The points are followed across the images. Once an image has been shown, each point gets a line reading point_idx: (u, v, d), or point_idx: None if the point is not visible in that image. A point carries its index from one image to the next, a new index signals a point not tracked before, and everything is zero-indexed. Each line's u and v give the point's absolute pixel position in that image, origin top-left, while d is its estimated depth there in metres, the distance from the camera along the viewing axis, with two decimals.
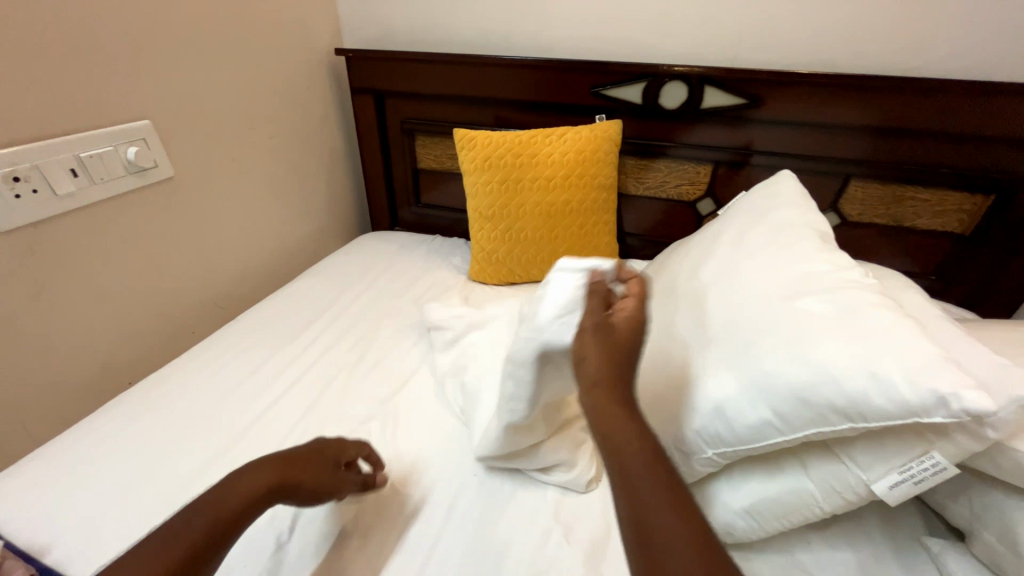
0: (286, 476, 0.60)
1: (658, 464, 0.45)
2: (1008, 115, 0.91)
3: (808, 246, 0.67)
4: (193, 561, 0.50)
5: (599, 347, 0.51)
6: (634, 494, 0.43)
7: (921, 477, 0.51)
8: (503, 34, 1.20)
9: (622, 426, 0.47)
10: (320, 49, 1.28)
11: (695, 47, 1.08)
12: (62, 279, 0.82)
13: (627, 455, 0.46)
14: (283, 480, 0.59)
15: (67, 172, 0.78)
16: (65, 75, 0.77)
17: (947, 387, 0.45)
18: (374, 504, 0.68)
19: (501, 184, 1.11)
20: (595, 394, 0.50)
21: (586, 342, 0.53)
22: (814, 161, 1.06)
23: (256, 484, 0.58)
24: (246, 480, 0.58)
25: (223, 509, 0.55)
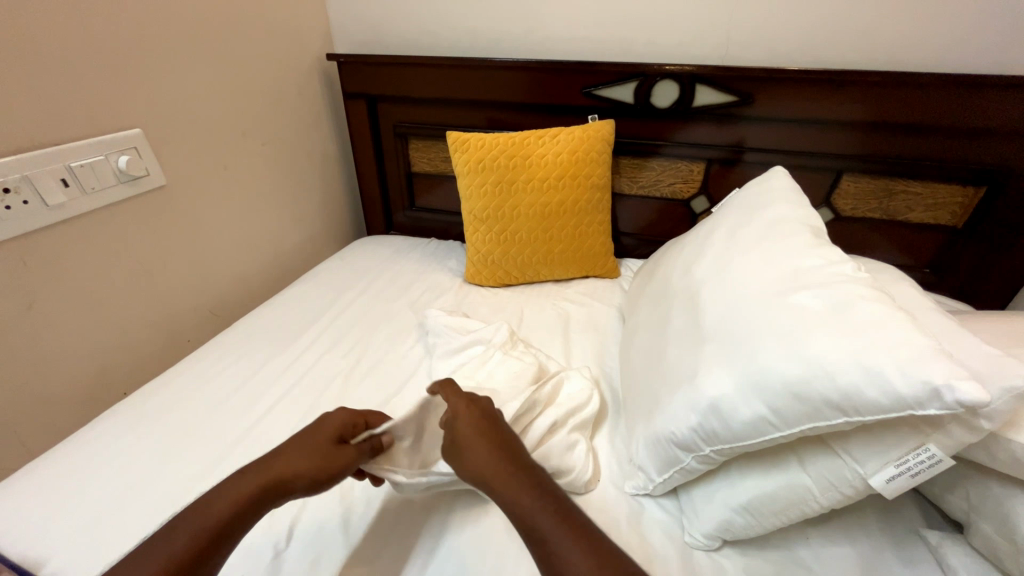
0: (273, 472, 0.60)
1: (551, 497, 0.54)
2: (997, 108, 0.91)
3: (800, 241, 0.67)
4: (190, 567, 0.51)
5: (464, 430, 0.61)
6: (545, 545, 0.50)
7: (917, 470, 0.51)
8: (494, 36, 1.20)
9: (515, 488, 0.55)
10: (311, 55, 1.28)
11: (685, 46, 1.09)
12: (54, 290, 0.81)
13: (523, 503, 0.54)
14: (271, 477, 0.59)
15: (58, 183, 0.78)
16: (54, 84, 0.76)
17: (940, 378, 0.45)
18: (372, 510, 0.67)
19: (494, 186, 1.11)
20: (494, 477, 0.57)
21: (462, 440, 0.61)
22: (806, 157, 1.06)
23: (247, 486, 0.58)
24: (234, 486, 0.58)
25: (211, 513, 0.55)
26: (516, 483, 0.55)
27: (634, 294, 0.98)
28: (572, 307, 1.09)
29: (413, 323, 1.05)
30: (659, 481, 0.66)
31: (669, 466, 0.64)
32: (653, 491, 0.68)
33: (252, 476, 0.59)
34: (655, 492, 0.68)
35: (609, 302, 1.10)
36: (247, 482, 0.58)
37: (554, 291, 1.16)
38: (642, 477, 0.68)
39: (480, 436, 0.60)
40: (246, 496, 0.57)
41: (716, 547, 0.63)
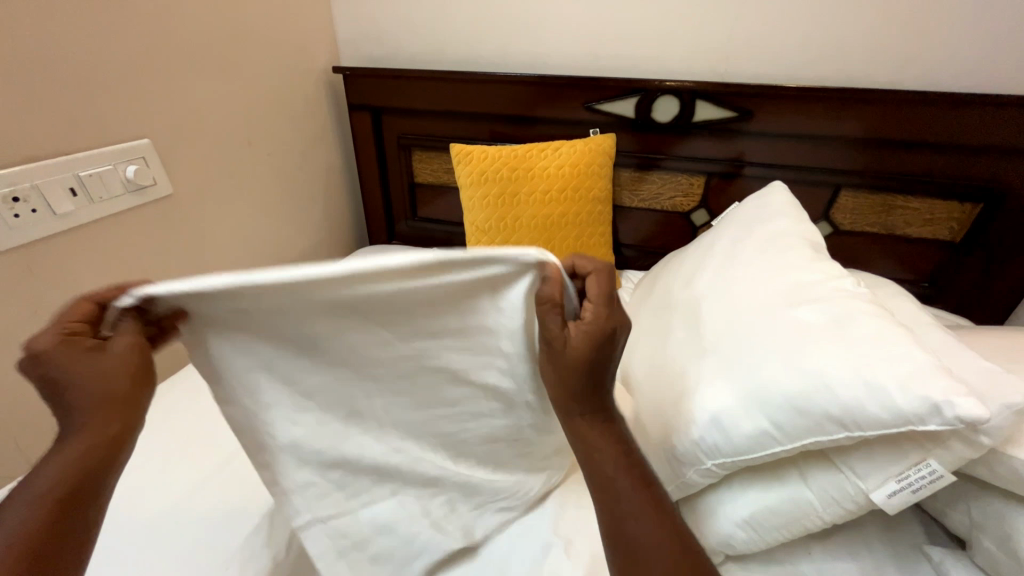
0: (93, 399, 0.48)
1: (629, 461, 0.55)
2: (992, 125, 0.93)
3: (800, 256, 0.68)
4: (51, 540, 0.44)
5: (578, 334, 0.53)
6: (616, 506, 0.53)
7: (919, 485, 0.51)
8: (496, 52, 1.22)
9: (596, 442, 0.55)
10: (317, 68, 1.30)
11: (684, 62, 1.11)
12: (60, 298, 0.82)
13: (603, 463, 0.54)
14: (101, 403, 0.48)
15: (66, 191, 0.79)
16: (65, 96, 0.78)
17: (940, 395, 0.45)
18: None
19: (496, 198, 1.13)
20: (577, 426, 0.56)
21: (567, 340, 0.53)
22: (805, 172, 1.08)
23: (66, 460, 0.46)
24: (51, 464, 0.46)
25: (55, 485, 0.45)
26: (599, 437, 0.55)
27: (635, 306, 0.99)
28: None
29: None
30: None
31: (671, 480, 0.64)
32: None
33: (95, 437, 0.47)
34: None
35: None
36: (94, 447, 0.47)
37: None
38: None
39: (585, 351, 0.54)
40: (100, 457, 0.47)
41: (718, 562, 0.63)
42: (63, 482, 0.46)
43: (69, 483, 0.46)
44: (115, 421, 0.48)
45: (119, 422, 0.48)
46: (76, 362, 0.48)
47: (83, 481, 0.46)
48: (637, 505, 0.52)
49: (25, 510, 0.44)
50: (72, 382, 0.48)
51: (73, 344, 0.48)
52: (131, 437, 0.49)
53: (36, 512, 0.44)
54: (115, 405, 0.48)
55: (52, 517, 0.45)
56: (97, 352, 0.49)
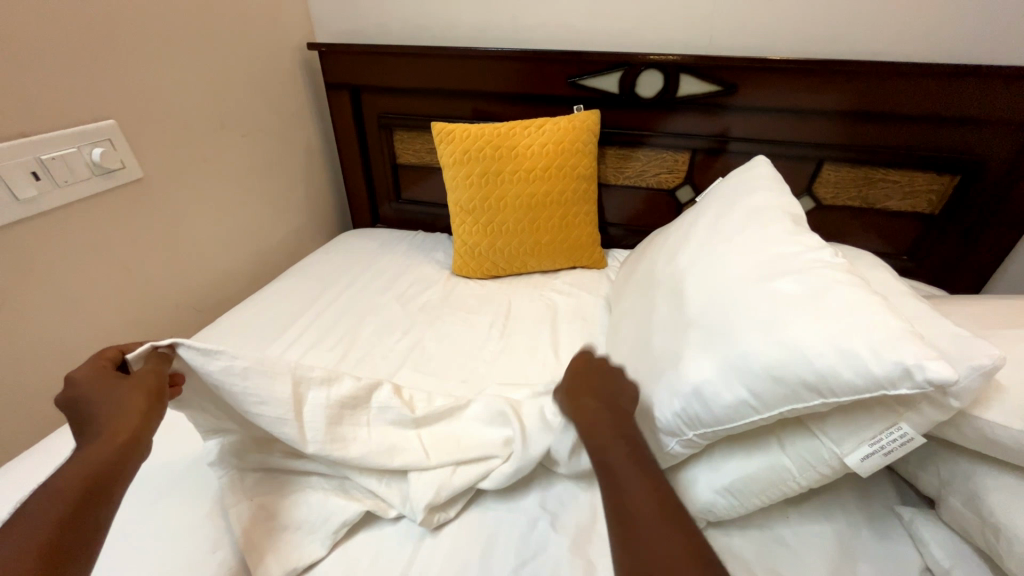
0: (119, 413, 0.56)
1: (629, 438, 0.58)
2: (973, 96, 0.93)
3: (781, 229, 0.68)
4: (74, 524, 0.46)
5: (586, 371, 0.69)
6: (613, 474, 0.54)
7: (890, 449, 0.53)
8: (478, 26, 1.19)
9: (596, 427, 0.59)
10: (291, 44, 1.25)
11: (669, 35, 1.09)
12: (30, 286, 0.79)
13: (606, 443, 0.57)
14: (127, 414, 0.56)
15: (28, 175, 0.75)
16: (22, 75, 0.74)
17: (911, 359, 0.46)
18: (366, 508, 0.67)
19: (480, 177, 1.11)
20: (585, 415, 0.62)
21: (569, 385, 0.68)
22: (789, 146, 1.08)
23: (93, 457, 0.51)
24: (76, 462, 0.51)
25: (74, 480, 0.49)
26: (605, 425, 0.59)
27: (621, 283, 0.99)
28: (560, 297, 1.09)
29: (400, 317, 1.05)
30: None
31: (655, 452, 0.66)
32: None
33: (110, 439, 0.53)
34: None
35: (595, 292, 1.11)
36: (113, 444, 0.53)
37: (542, 281, 1.17)
38: None
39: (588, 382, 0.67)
40: (118, 451, 0.52)
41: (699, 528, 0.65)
42: (78, 478, 0.49)
43: (87, 477, 0.49)
44: (131, 423, 0.55)
45: (139, 422, 0.56)
46: (102, 384, 0.58)
47: (103, 475, 0.50)
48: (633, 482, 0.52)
49: (45, 504, 0.46)
50: (100, 406, 0.56)
51: (98, 370, 0.59)
52: (147, 436, 0.56)
53: (56, 505, 0.46)
54: (134, 411, 0.56)
55: (69, 510, 0.46)
56: (118, 378, 0.59)
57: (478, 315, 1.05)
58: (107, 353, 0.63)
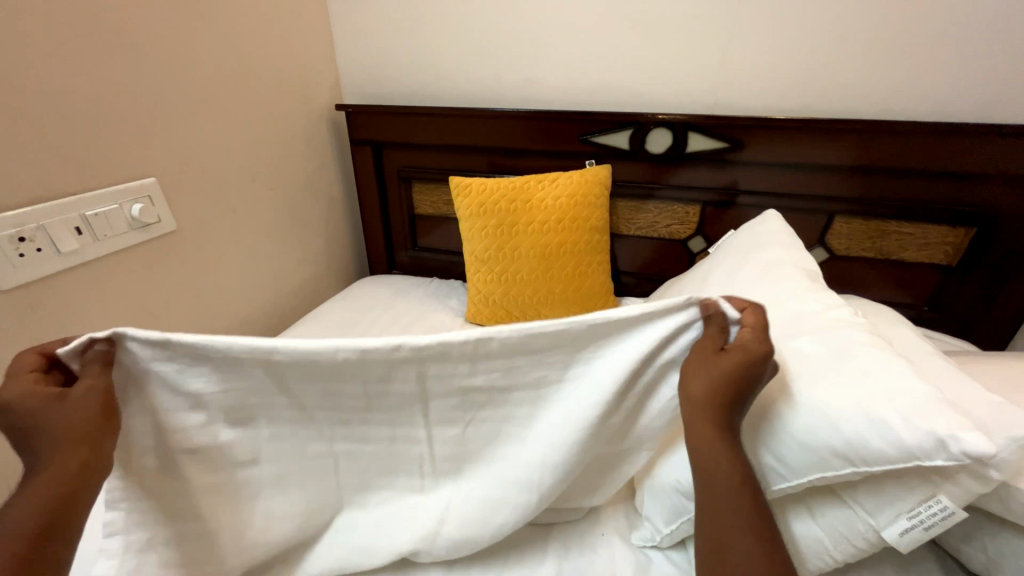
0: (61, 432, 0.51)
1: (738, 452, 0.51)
2: (979, 153, 0.95)
3: (797, 285, 0.68)
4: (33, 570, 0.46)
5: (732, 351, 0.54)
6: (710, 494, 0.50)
7: (931, 523, 0.50)
8: (494, 88, 1.27)
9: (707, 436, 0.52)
10: (320, 105, 1.35)
11: (676, 96, 1.15)
12: (60, 336, 0.82)
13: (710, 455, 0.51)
14: (72, 433, 0.51)
15: (72, 230, 0.80)
16: (79, 140, 0.80)
17: (946, 430, 0.45)
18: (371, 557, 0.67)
19: (495, 228, 1.14)
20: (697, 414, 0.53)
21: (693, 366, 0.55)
22: (799, 199, 1.10)
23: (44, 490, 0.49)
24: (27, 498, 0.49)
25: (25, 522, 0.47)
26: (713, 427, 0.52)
27: None
28: None
29: None
30: (667, 532, 0.65)
31: (678, 516, 0.63)
32: (662, 543, 0.66)
33: (58, 465, 0.50)
34: (663, 544, 0.67)
35: None
36: (62, 476, 0.50)
37: None
38: (649, 528, 0.67)
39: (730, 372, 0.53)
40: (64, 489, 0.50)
41: None
42: (27, 526, 0.47)
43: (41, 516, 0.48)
44: (73, 446, 0.51)
45: (82, 447, 0.51)
46: (38, 405, 0.52)
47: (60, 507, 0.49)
48: (730, 496, 0.49)
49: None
50: (41, 426, 0.51)
51: (32, 393, 0.53)
52: (97, 457, 0.52)
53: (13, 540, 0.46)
54: (75, 435, 0.51)
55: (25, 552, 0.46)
56: (55, 395, 0.53)
57: None
58: (29, 359, 0.55)
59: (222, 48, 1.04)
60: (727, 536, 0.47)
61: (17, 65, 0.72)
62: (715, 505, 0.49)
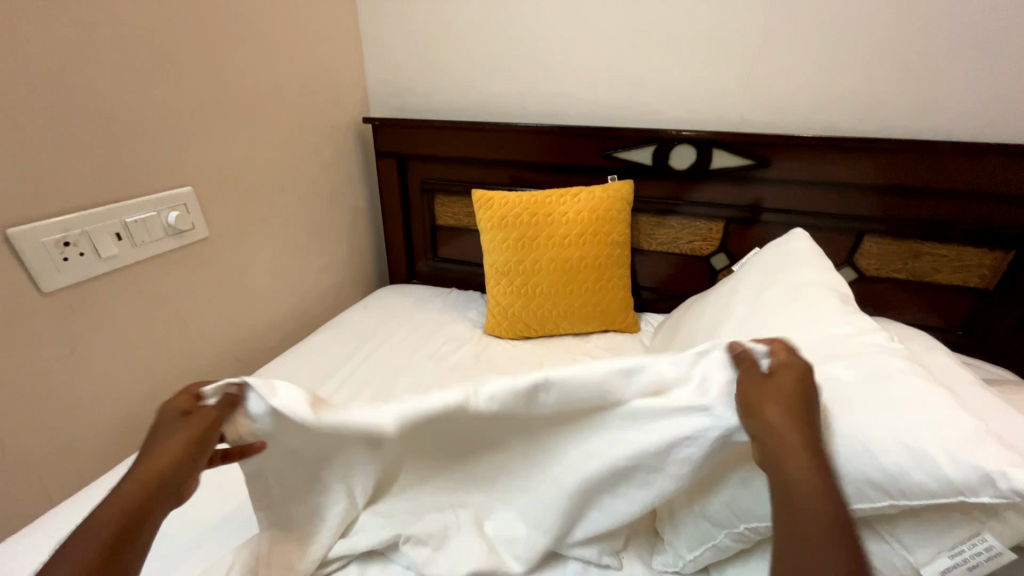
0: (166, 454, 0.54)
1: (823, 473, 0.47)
2: (1019, 174, 0.92)
3: (829, 307, 0.67)
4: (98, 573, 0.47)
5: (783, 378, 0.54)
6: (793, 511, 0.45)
7: (975, 563, 0.47)
8: (518, 103, 1.29)
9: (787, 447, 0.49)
10: (348, 118, 1.39)
11: (700, 113, 1.15)
12: (97, 337, 0.85)
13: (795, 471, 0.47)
14: (175, 456, 0.54)
15: (112, 236, 0.83)
16: (123, 151, 0.84)
17: (992, 464, 0.43)
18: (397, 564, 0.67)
19: (516, 241, 1.15)
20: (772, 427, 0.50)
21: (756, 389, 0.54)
22: (827, 218, 1.08)
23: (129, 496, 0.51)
24: (116, 497, 0.52)
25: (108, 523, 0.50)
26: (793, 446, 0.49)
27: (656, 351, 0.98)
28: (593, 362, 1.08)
29: (433, 376, 1.05)
30: (690, 557, 0.64)
31: (702, 542, 0.63)
32: (684, 569, 0.65)
33: (139, 484, 0.52)
34: (686, 570, 0.65)
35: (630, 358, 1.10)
36: (151, 487, 0.53)
37: (575, 344, 1.16)
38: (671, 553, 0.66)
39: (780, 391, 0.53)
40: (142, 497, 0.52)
41: None
42: (105, 530, 0.49)
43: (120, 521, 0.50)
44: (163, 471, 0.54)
45: (172, 473, 0.54)
46: (167, 423, 0.57)
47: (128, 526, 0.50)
48: (811, 505, 0.45)
49: (82, 547, 0.48)
50: (156, 443, 0.55)
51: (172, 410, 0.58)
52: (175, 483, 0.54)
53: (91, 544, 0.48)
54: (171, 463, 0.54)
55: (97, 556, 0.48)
56: (181, 415, 0.57)
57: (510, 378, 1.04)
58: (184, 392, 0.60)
59: (257, 63, 1.08)
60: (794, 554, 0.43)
61: (71, 80, 0.76)
62: (801, 531, 0.44)
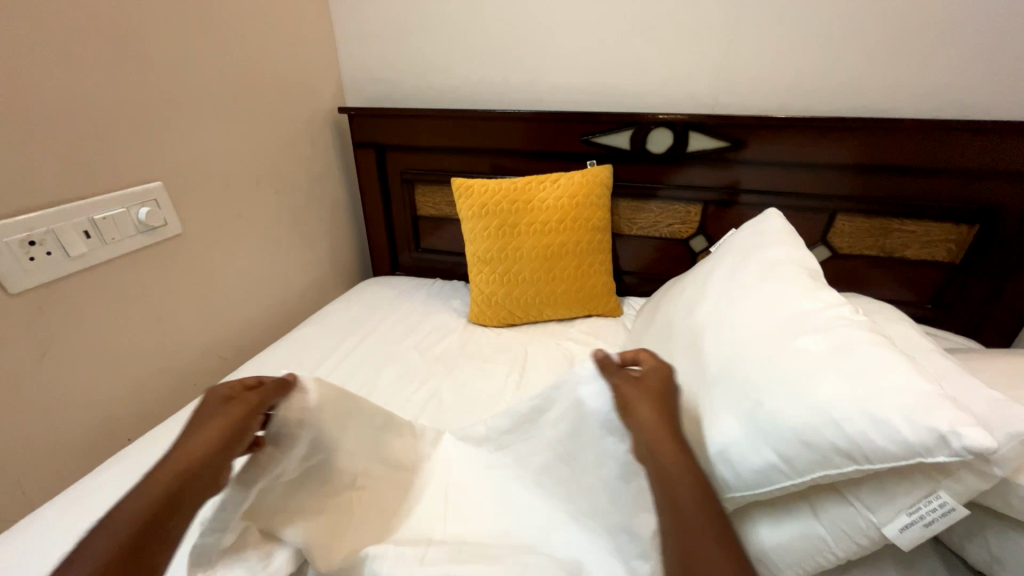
0: (212, 441, 0.60)
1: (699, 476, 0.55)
2: (983, 150, 0.95)
3: (798, 284, 0.69)
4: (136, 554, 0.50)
5: (650, 380, 0.66)
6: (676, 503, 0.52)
7: (932, 519, 0.50)
8: (495, 90, 1.28)
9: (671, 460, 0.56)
10: (323, 109, 1.36)
11: (677, 97, 1.15)
12: (70, 338, 0.83)
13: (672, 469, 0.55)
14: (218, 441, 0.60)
15: (81, 234, 0.81)
16: (87, 147, 0.82)
17: (946, 426, 0.45)
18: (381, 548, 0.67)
19: (497, 229, 1.15)
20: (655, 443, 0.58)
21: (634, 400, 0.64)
22: (801, 198, 1.10)
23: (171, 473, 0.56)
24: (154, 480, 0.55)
25: (142, 509, 0.53)
26: (667, 448, 0.57)
27: (638, 333, 0.99)
28: (577, 347, 1.10)
29: (418, 366, 1.06)
30: None
31: None
32: None
33: (179, 466, 0.57)
34: None
35: (613, 340, 1.11)
36: (188, 466, 0.57)
37: (559, 330, 1.17)
38: None
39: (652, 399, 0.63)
40: (174, 486, 0.55)
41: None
42: (147, 511, 0.53)
43: (164, 497, 0.54)
44: (191, 469, 0.57)
45: (202, 470, 0.58)
46: (210, 417, 0.62)
47: (160, 515, 0.54)
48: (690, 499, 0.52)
49: (116, 528, 0.51)
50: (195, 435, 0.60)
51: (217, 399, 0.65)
52: (216, 469, 0.59)
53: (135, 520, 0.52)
54: (202, 461, 0.58)
55: (137, 531, 0.51)
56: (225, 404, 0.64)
57: (494, 366, 1.05)
58: (242, 378, 0.69)
59: (226, 53, 1.05)
60: (686, 514, 0.51)
61: (27, 72, 0.73)
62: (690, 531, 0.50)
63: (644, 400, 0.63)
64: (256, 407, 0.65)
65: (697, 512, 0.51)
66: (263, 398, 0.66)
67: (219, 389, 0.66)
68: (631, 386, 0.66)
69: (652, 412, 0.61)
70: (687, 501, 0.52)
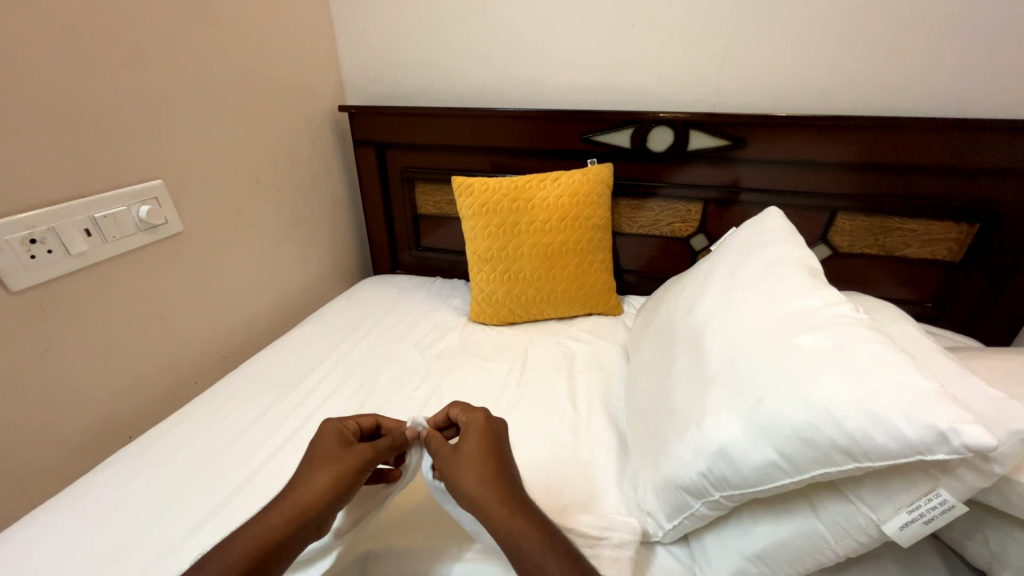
0: (335, 481, 0.60)
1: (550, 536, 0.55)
2: (984, 148, 0.95)
3: (798, 282, 0.69)
4: None
5: (468, 440, 0.65)
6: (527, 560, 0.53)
7: (931, 517, 0.50)
8: (495, 89, 1.28)
9: (511, 521, 0.56)
10: (323, 108, 1.36)
11: (677, 96, 1.15)
12: (70, 337, 0.83)
13: (514, 530, 0.55)
14: (339, 481, 0.61)
15: (81, 232, 0.81)
16: (88, 145, 0.82)
17: (945, 423, 0.45)
18: (383, 545, 0.68)
19: (497, 228, 1.15)
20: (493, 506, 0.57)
21: (455, 464, 0.62)
22: (801, 197, 1.10)
23: (281, 514, 0.57)
24: (270, 514, 0.57)
25: (249, 550, 0.54)
26: (500, 509, 0.57)
27: (638, 332, 1.00)
28: (577, 345, 1.10)
29: (419, 365, 1.06)
30: (670, 528, 0.65)
31: (679, 512, 0.64)
32: (664, 539, 0.66)
33: (292, 505, 0.58)
34: (666, 540, 0.66)
35: (613, 339, 1.11)
36: (304, 501, 0.58)
37: (559, 328, 1.17)
38: (651, 523, 0.67)
39: (478, 458, 0.62)
40: (284, 527, 0.56)
41: None
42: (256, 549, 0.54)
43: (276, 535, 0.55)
44: (308, 503, 0.58)
45: (319, 505, 0.59)
46: (332, 455, 0.63)
47: (274, 544, 0.55)
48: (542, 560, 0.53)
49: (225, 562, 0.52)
50: (314, 471, 0.61)
51: (343, 436, 0.67)
52: (325, 513, 0.59)
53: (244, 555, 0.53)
54: (318, 496, 0.59)
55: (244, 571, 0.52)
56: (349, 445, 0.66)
57: (495, 364, 1.05)
58: (367, 419, 0.72)
59: (226, 51, 1.05)
60: (532, 559, 0.53)
61: (27, 70, 0.73)
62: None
63: (470, 463, 0.62)
64: (376, 450, 0.65)
65: (545, 555, 0.53)
66: (396, 440, 0.68)
67: (343, 425, 0.69)
68: (450, 450, 0.64)
69: (477, 473, 0.60)
70: (530, 550, 0.54)
